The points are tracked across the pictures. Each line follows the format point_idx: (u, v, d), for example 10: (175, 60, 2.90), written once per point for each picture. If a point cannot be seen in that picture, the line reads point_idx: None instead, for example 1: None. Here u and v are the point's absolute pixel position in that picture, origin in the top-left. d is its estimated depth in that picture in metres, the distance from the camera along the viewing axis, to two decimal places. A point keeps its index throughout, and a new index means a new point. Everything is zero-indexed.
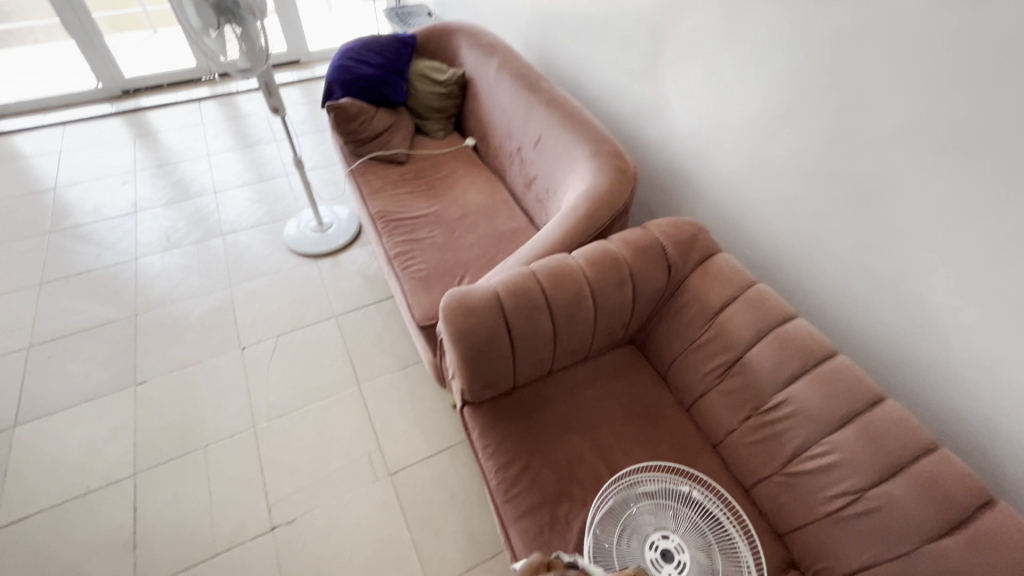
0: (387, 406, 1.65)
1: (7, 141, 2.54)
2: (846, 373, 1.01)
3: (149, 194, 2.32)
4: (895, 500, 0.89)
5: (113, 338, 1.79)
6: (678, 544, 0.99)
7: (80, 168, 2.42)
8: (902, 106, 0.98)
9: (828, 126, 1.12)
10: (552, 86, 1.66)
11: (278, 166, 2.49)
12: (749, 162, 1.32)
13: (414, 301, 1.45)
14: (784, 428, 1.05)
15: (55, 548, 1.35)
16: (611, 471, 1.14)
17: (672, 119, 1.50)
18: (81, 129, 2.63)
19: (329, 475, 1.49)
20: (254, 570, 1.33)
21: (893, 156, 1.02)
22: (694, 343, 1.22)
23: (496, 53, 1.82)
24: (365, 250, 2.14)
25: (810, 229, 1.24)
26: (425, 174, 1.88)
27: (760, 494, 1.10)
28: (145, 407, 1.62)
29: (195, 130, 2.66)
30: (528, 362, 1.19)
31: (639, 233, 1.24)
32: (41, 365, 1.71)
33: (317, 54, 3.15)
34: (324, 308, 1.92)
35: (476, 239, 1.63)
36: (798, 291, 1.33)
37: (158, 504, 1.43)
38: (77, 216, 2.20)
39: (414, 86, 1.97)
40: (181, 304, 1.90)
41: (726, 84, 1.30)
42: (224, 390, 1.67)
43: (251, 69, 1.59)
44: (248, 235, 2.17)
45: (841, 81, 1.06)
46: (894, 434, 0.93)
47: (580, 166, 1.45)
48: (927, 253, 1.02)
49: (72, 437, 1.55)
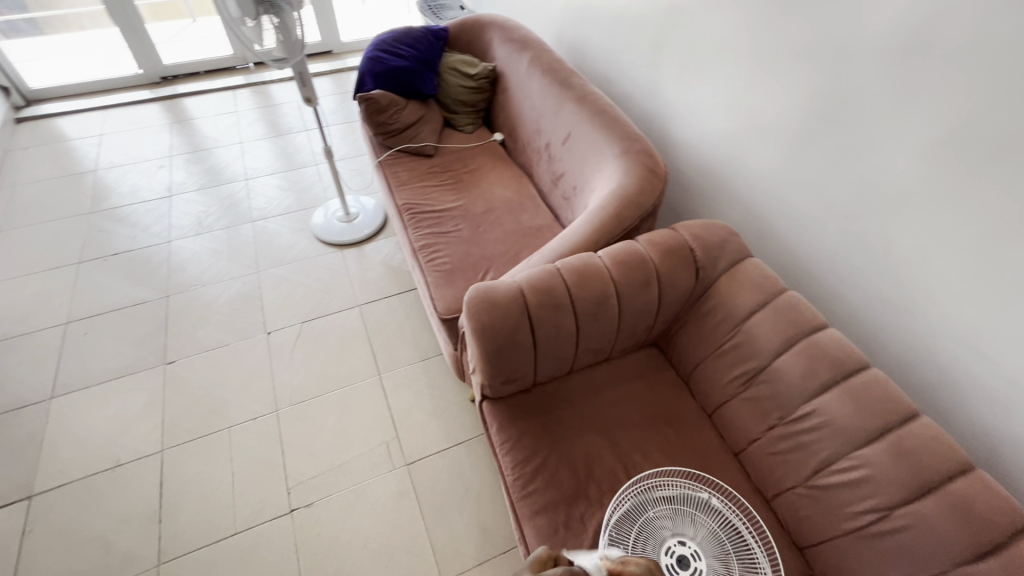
0: (407, 397, 1.67)
1: (52, 123, 2.63)
2: (878, 387, 0.98)
3: (183, 179, 2.37)
4: (925, 521, 0.86)
5: (146, 318, 1.85)
6: (695, 551, 0.97)
7: (119, 151, 2.49)
8: (951, 111, 0.94)
9: (869, 131, 1.08)
10: (583, 82, 1.64)
11: (308, 155, 2.52)
12: (784, 165, 1.29)
13: (437, 294, 1.45)
14: (810, 440, 1.03)
15: (86, 516, 1.40)
16: (629, 473, 1.13)
17: (706, 118, 1.47)
18: (121, 114, 2.71)
19: (347, 462, 1.52)
20: (272, 550, 1.36)
21: (936, 164, 0.98)
22: (719, 349, 1.19)
23: (527, 48, 1.81)
24: (389, 242, 2.16)
25: (844, 237, 1.21)
26: (452, 168, 1.89)
27: (782, 506, 1.07)
28: (174, 386, 1.67)
29: (229, 118, 2.71)
30: (549, 359, 1.19)
31: (667, 235, 1.22)
32: (78, 340, 1.78)
33: (350, 45, 3.18)
34: (348, 297, 1.94)
35: (501, 234, 1.62)
36: (830, 300, 1.29)
37: (183, 480, 1.47)
38: (114, 198, 2.27)
39: (444, 79, 1.97)
40: (210, 287, 1.95)
41: (763, 84, 1.27)
42: (249, 373, 1.71)
43: (285, 59, 1.61)
44: (277, 222, 2.21)
45: (884, 84, 1.03)
46: (927, 452, 0.90)
47: (609, 164, 1.44)
48: (969, 265, 0.98)
49: (104, 412, 1.60)
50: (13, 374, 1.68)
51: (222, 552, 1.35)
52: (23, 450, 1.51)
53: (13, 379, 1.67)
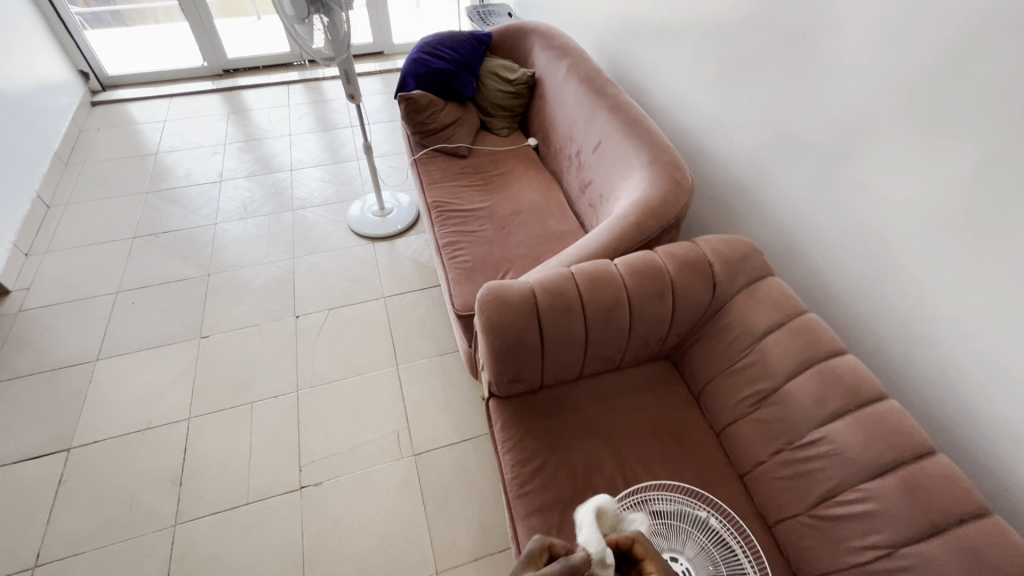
0: (422, 389, 1.70)
1: (123, 108, 2.83)
2: (892, 419, 0.94)
3: (234, 166, 2.51)
4: (931, 561, 0.82)
5: (188, 293, 1.97)
6: (686, 567, 0.95)
7: (179, 137, 2.66)
8: (993, 138, 0.90)
9: (904, 156, 1.05)
10: (618, 92, 1.65)
11: (351, 151, 2.62)
12: (816, 185, 1.26)
13: (456, 291, 1.49)
14: (817, 468, 0.99)
15: (115, 473, 1.50)
16: (628, 483, 1.12)
17: (739, 134, 1.45)
18: (184, 102, 2.89)
19: (359, 446, 1.57)
20: (279, 524, 1.41)
21: (975, 192, 0.94)
22: (732, 367, 1.17)
23: (567, 56, 1.83)
24: (420, 238, 2.22)
25: (874, 263, 1.16)
26: (485, 169, 1.92)
27: (783, 534, 1.04)
28: (205, 359, 1.77)
29: (281, 111, 2.85)
30: (558, 362, 1.20)
31: (686, 247, 1.21)
32: (126, 309, 1.91)
33: (400, 47, 3.29)
34: (375, 288, 2.01)
35: (525, 237, 1.65)
36: (854, 327, 1.25)
37: (206, 448, 1.56)
38: (171, 180, 2.42)
39: (484, 83, 2.01)
40: (249, 269, 2.05)
41: (799, 102, 1.25)
42: (275, 353, 1.79)
43: (333, 57, 1.69)
44: (315, 212, 2.30)
45: (924, 108, 0.99)
46: (940, 490, 0.86)
47: (635, 174, 1.44)
48: (1003, 301, 0.93)
49: (143, 377, 1.71)
50: (66, 335, 1.82)
51: (234, 520, 1.42)
52: (68, 405, 1.63)
53: (65, 340, 1.80)
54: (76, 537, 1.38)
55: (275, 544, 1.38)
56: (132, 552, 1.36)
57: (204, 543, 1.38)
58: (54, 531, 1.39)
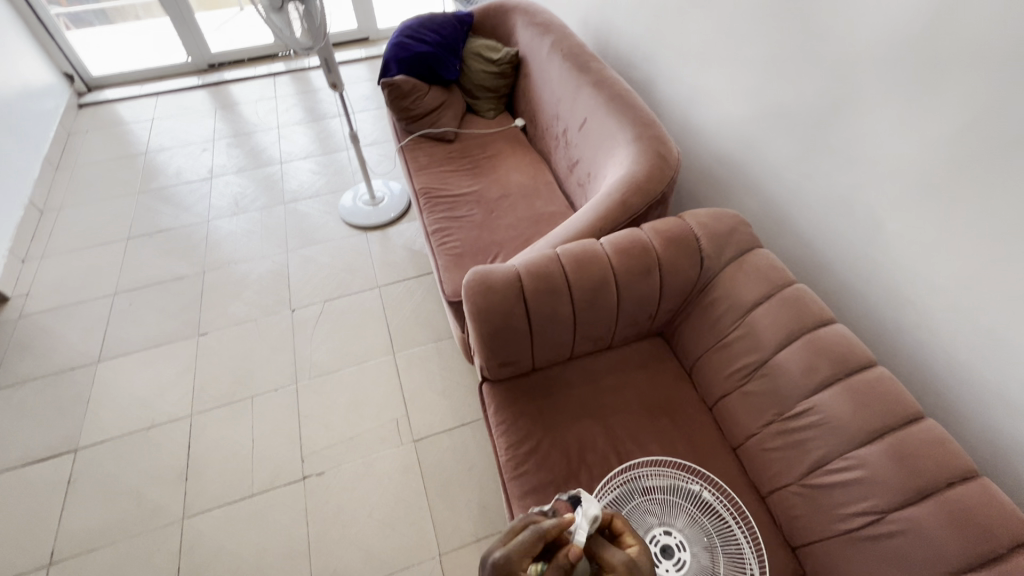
0: (419, 376, 1.72)
1: (110, 108, 2.82)
2: (880, 386, 0.94)
3: (224, 162, 2.50)
4: (920, 526, 0.83)
5: (184, 291, 1.98)
6: (680, 541, 0.95)
7: (168, 135, 2.64)
8: (976, 99, 0.88)
9: (889, 117, 1.02)
10: (602, 66, 1.61)
11: (341, 140, 2.60)
12: (803, 153, 1.23)
13: (446, 277, 1.48)
14: (807, 438, 1.00)
15: (123, 471, 1.53)
16: (621, 460, 1.13)
17: (725, 104, 1.42)
18: (171, 99, 2.86)
19: (359, 435, 1.58)
20: (285, 513, 1.44)
21: (958, 153, 0.93)
22: (722, 342, 1.17)
23: (549, 32, 1.79)
24: (412, 225, 2.21)
25: (862, 229, 1.15)
26: (472, 153, 1.90)
27: (775, 504, 1.05)
28: (205, 356, 1.79)
29: (268, 103, 2.82)
30: (548, 344, 1.20)
31: (673, 223, 1.20)
32: (124, 310, 1.92)
33: (385, 32, 3.23)
34: (369, 278, 2.01)
35: (514, 219, 1.63)
36: (845, 295, 1.24)
37: (209, 442, 1.58)
38: (162, 179, 2.42)
39: (467, 65, 1.97)
40: (244, 265, 2.06)
41: (783, 68, 1.21)
42: (273, 347, 1.80)
43: (312, 47, 1.65)
44: (307, 204, 2.29)
45: (907, 68, 0.97)
46: (929, 456, 0.86)
47: (621, 150, 1.41)
48: (989, 263, 0.92)
49: (143, 377, 1.74)
50: (68, 339, 1.84)
51: (239, 511, 1.45)
52: (72, 407, 1.66)
53: (67, 343, 1.83)
54: (89, 534, 1.42)
55: (281, 534, 1.41)
56: (144, 546, 1.40)
57: (211, 535, 1.41)
58: (67, 529, 1.43)
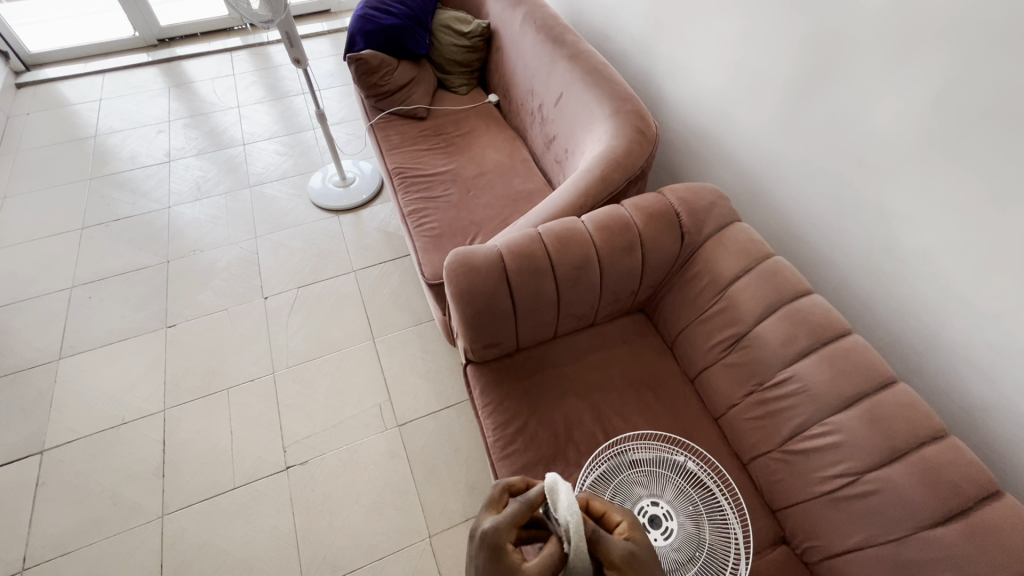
0: (400, 360, 1.70)
1: (53, 88, 2.63)
2: (856, 355, 0.97)
3: (182, 144, 2.37)
4: (894, 485, 0.87)
5: (147, 282, 1.89)
6: (668, 511, 0.97)
7: (118, 116, 2.49)
8: (952, 75, 0.89)
9: (865, 86, 1.02)
10: (577, 39, 1.58)
11: (306, 119, 2.49)
12: (779, 126, 1.23)
13: (425, 260, 1.45)
14: (787, 406, 1.03)
15: (95, 470, 1.47)
16: (607, 435, 1.15)
17: (701, 77, 1.41)
18: (119, 78, 2.69)
19: (341, 423, 1.56)
20: (270, 505, 1.42)
21: (932, 127, 0.94)
22: (703, 316, 1.18)
23: (521, 3, 1.73)
24: (385, 206, 2.16)
25: (836, 200, 1.17)
26: (445, 131, 1.85)
27: (757, 470, 1.08)
28: (175, 348, 1.72)
29: (226, 80, 2.68)
30: (532, 323, 1.19)
31: (653, 198, 1.20)
32: (83, 304, 1.83)
33: (347, 4, 3.09)
34: (344, 262, 1.95)
35: (492, 198, 1.60)
36: (821, 264, 1.27)
37: (186, 437, 1.54)
38: (115, 163, 2.28)
39: (437, 38, 1.90)
40: (210, 252, 1.97)
41: (759, 40, 1.20)
42: (246, 336, 1.75)
43: (271, 19, 1.54)
44: (275, 186, 2.21)
45: (884, 42, 0.96)
46: (901, 419, 0.90)
47: (599, 125, 1.39)
48: (960, 233, 0.95)
49: (108, 373, 1.66)
50: (24, 336, 1.74)
51: (222, 505, 1.42)
52: (34, 407, 1.58)
53: (24, 341, 1.73)
54: (64, 537, 1.37)
55: (266, 526, 1.39)
56: (124, 544, 1.36)
57: (194, 530, 1.38)
58: (39, 532, 1.38)
